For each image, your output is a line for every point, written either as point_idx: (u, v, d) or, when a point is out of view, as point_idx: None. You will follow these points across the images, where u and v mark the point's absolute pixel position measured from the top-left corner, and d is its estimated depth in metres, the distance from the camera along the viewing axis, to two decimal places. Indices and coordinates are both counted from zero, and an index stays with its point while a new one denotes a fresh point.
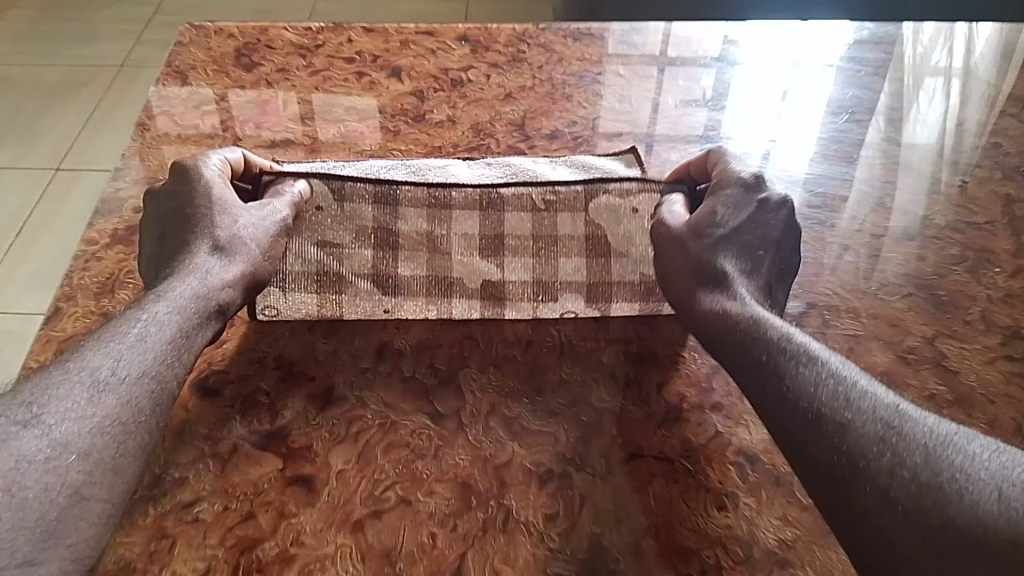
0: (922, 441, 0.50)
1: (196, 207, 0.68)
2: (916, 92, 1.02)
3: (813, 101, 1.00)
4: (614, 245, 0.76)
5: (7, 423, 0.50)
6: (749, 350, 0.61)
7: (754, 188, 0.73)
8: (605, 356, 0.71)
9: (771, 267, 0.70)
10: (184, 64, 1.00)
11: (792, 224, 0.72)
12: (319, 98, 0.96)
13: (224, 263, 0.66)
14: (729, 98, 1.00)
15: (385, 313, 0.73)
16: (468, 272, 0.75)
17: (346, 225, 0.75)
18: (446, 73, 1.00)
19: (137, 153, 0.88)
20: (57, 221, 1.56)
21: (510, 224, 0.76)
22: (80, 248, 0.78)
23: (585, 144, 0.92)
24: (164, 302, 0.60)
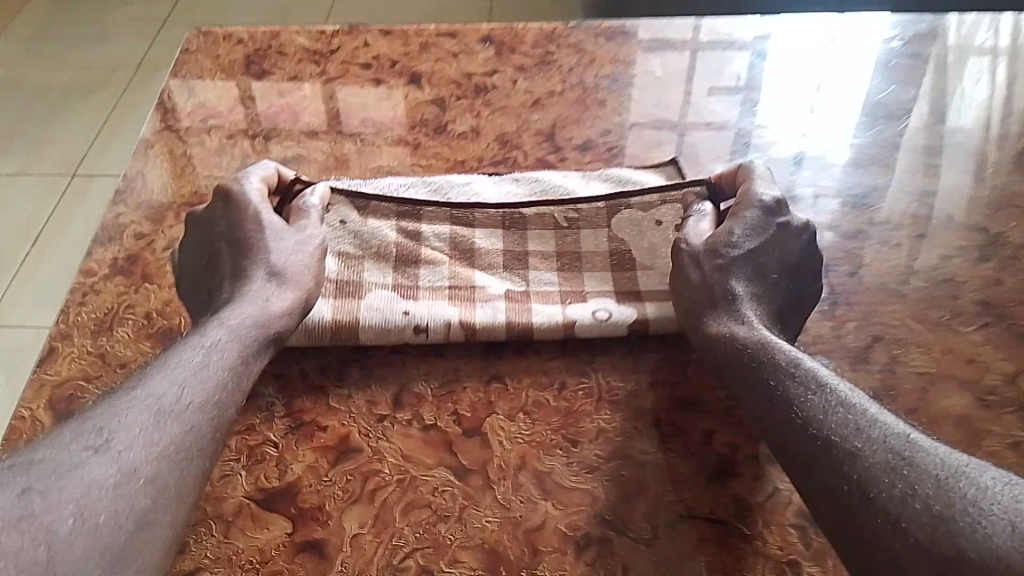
0: (935, 473, 0.46)
1: (246, 232, 0.68)
2: (959, 79, 0.95)
3: (850, 95, 0.92)
4: (638, 262, 0.73)
5: (80, 449, 0.50)
6: (759, 377, 0.57)
7: (775, 211, 0.68)
8: (647, 401, 0.64)
9: (783, 294, 0.66)
10: (192, 75, 0.94)
11: (812, 250, 0.67)
12: (334, 110, 0.90)
13: (281, 284, 0.65)
14: (760, 93, 0.92)
15: (403, 315, 0.67)
16: (490, 288, 0.71)
17: (366, 241, 0.73)
18: (469, 79, 0.93)
19: (140, 175, 0.83)
20: (72, 229, 1.52)
21: (533, 237, 0.74)
22: (76, 279, 0.73)
23: (620, 155, 0.85)
24: (224, 327, 0.60)
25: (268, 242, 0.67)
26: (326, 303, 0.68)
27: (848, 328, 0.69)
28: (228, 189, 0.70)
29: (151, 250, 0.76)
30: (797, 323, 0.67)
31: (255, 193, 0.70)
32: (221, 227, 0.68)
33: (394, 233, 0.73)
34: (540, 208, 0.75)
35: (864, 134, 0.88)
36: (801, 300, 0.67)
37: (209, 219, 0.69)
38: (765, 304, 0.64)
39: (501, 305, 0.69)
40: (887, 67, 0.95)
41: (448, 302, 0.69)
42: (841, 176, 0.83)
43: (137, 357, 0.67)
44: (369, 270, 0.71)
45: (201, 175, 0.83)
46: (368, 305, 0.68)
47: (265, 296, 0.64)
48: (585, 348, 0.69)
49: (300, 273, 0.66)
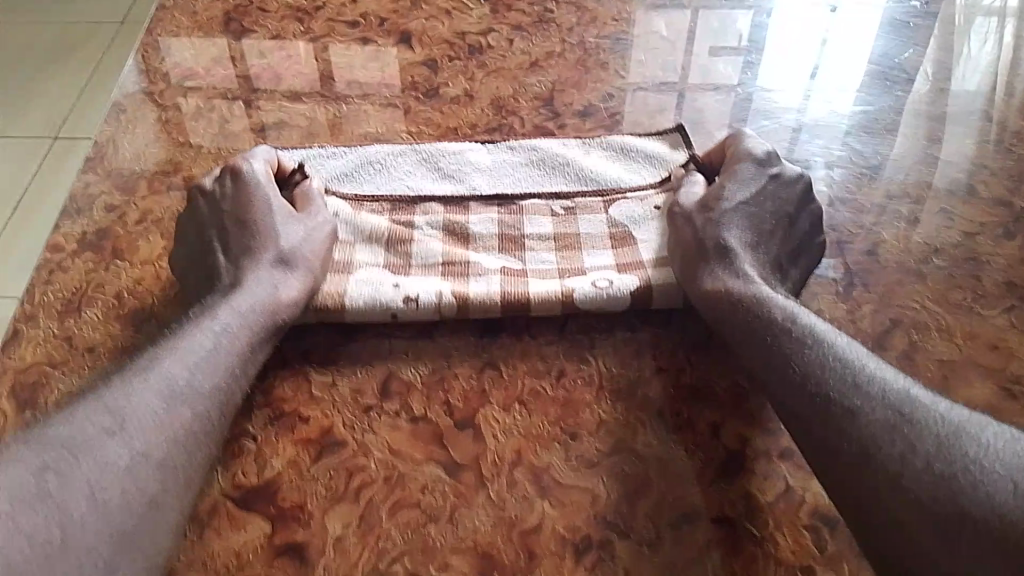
0: (937, 431, 0.47)
1: (255, 214, 0.65)
2: (966, 36, 0.89)
3: (856, 52, 0.87)
4: (640, 240, 0.68)
5: (93, 429, 0.48)
6: (754, 330, 0.57)
7: (766, 162, 0.68)
8: (650, 391, 0.60)
9: (783, 243, 0.65)
10: (168, 34, 0.89)
11: (808, 199, 0.67)
12: (318, 71, 0.85)
13: (288, 272, 0.62)
14: (763, 52, 0.87)
15: (394, 286, 0.64)
16: (485, 263, 0.66)
17: (357, 226, 0.69)
18: (462, 38, 0.88)
19: (112, 143, 0.78)
20: (53, 196, 1.46)
21: (527, 209, 0.70)
22: (43, 255, 0.69)
23: (624, 121, 0.80)
24: (234, 312, 0.58)
25: (275, 226, 0.64)
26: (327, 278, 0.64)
27: (865, 312, 0.65)
28: (237, 169, 0.67)
29: (122, 223, 0.71)
30: (803, 273, 0.65)
31: (262, 175, 0.67)
32: (227, 205, 0.65)
33: (387, 220, 0.69)
34: (533, 198, 0.71)
35: (879, 99, 0.83)
36: (804, 246, 0.66)
37: (213, 197, 0.66)
38: (762, 253, 0.63)
39: (496, 279, 0.65)
40: (894, 26, 0.90)
41: (441, 277, 0.65)
42: (858, 146, 0.78)
43: (107, 341, 0.63)
44: (360, 251, 0.67)
45: (177, 141, 0.78)
46: (358, 279, 0.64)
47: (271, 284, 0.61)
48: (585, 331, 0.64)
49: (307, 259, 0.63)
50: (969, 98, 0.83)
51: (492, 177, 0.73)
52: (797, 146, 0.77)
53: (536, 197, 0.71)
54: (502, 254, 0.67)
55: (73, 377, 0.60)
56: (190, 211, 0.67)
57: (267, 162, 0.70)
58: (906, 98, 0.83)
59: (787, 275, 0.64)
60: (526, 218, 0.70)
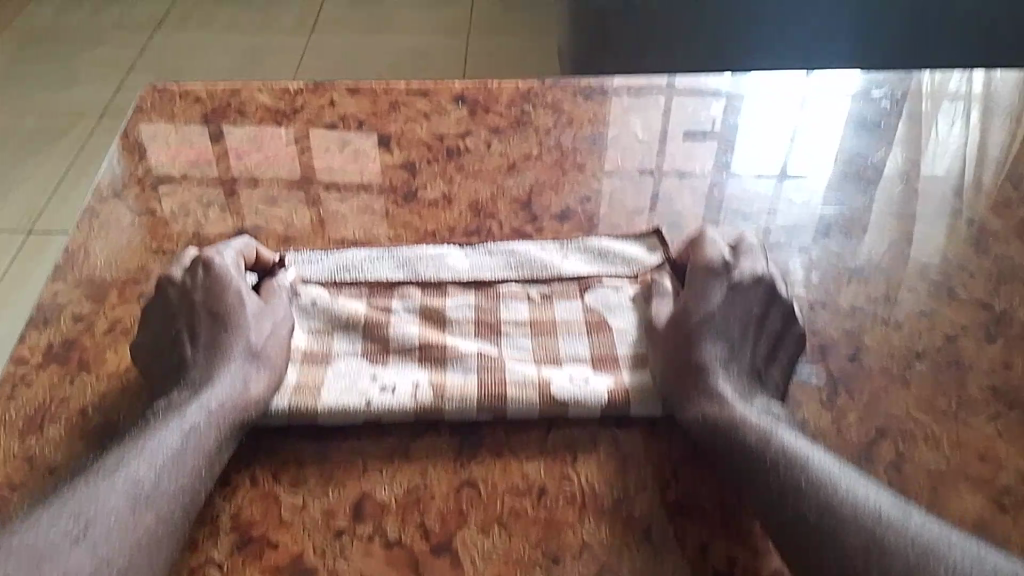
0: (909, 550, 0.48)
1: (226, 305, 0.63)
2: (935, 118, 0.92)
3: (826, 144, 0.89)
4: (617, 325, 0.69)
5: (59, 537, 0.48)
6: (729, 446, 0.57)
7: (726, 269, 0.66)
8: (636, 508, 0.59)
9: (756, 351, 0.64)
10: (144, 136, 0.89)
11: (773, 299, 0.65)
12: (296, 175, 0.85)
13: (258, 366, 0.61)
14: (737, 144, 0.89)
15: (370, 376, 0.64)
16: (463, 345, 0.66)
17: (333, 311, 0.68)
18: (441, 141, 0.88)
19: (84, 248, 0.77)
20: (21, 290, 1.44)
21: (504, 294, 0.71)
22: (7, 368, 0.67)
23: (602, 223, 0.80)
24: (203, 408, 0.57)
25: (245, 319, 0.63)
26: (291, 368, 0.64)
27: (850, 421, 0.63)
28: (209, 261, 0.65)
29: (90, 333, 0.69)
30: (785, 372, 0.65)
31: (233, 267, 0.66)
32: (198, 296, 0.63)
33: (365, 305, 0.69)
34: (510, 283, 0.72)
35: (854, 198, 0.83)
36: (778, 345, 0.65)
37: (183, 288, 0.64)
38: (738, 365, 0.62)
39: (473, 364, 0.64)
40: (865, 125, 0.91)
41: (419, 364, 0.65)
42: (837, 248, 0.78)
43: (68, 462, 0.60)
44: (338, 338, 0.67)
45: (150, 247, 0.77)
46: (335, 371, 0.64)
47: (242, 378, 0.60)
48: (567, 443, 0.62)
49: (271, 357, 0.62)
50: (943, 197, 0.84)
51: (471, 273, 0.72)
52: (776, 248, 0.77)
53: (513, 281, 0.72)
54: (479, 339, 0.67)
55: (32, 502, 0.58)
56: (158, 299, 0.65)
57: (240, 252, 0.69)
58: (879, 187, 0.85)
59: (765, 377, 0.64)
60: (503, 303, 0.70)
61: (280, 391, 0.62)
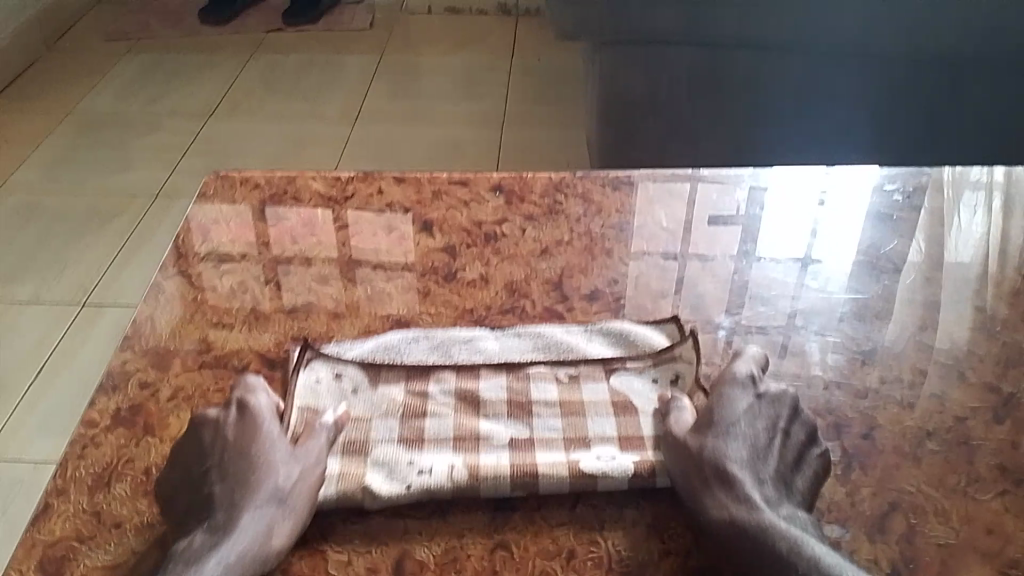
0: None
1: (256, 446, 0.65)
2: (957, 206, 0.98)
3: (846, 233, 0.94)
4: (641, 405, 0.73)
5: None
6: (762, 566, 0.58)
7: (753, 383, 0.70)
8: (660, 573, 0.62)
9: (781, 459, 0.66)
10: (207, 219, 0.97)
11: (799, 411, 0.69)
12: (345, 256, 0.92)
13: (283, 513, 0.63)
14: (762, 232, 0.94)
15: (408, 462, 0.68)
16: (495, 432, 0.71)
17: (374, 403, 0.74)
18: (479, 227, 0.95)
19: (150, 320, 0.84)
20: (80, 355, 1.52)
21: (533, 375, 0.76)
22: (78, 430, 0.73)
23: (628, 305, 0.85)
24: (222, 565, 0.58)
25: (274, 458, 0.65)
26: (333, 457, 0.69)
27: (864, 495, 0.67)
28: (245, 401, 0.67)
29: (155, 399, 0.75)
30: (811, 485, 0.65)
31: (268, 408, 0.68)
32: (229, 434, 0.65)
33: (402, 392, 0.75)
34: (539, 364, 0.77)
35: (875, 285, 0.88)
36: (804, 457, 0.67)
37: (215, 426, 0.65)
38: (759, 470, 0.64)
39: (506, 449, 0.69)
40: (880, 218, 0.96)
41: (453, 450, 0.69)
42: (852, 331, 0.82)
43: (133, 517, 0.66)
44: (376, 426, 0.72)
45: (210, 320, 0.84)
46: (376, 461, 0.68)
47: (266, 524, 0.61)
48: (595, 512, 0.67)
49: (301, 497, 0.64)
50: (953, 286, 0.89)
51: (500, 356, 0.78)
52: (793, 333, 0.82)
53: (541, 363, 0.77)
54: (511, 421, 0.72)
55: (99, 555, 0.63)
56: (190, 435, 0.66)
57: (268, 390, 0.70)
58: (903, 276, 0.89)
59: (792, 486, 0.64)
60: (534, 385, 0.75)
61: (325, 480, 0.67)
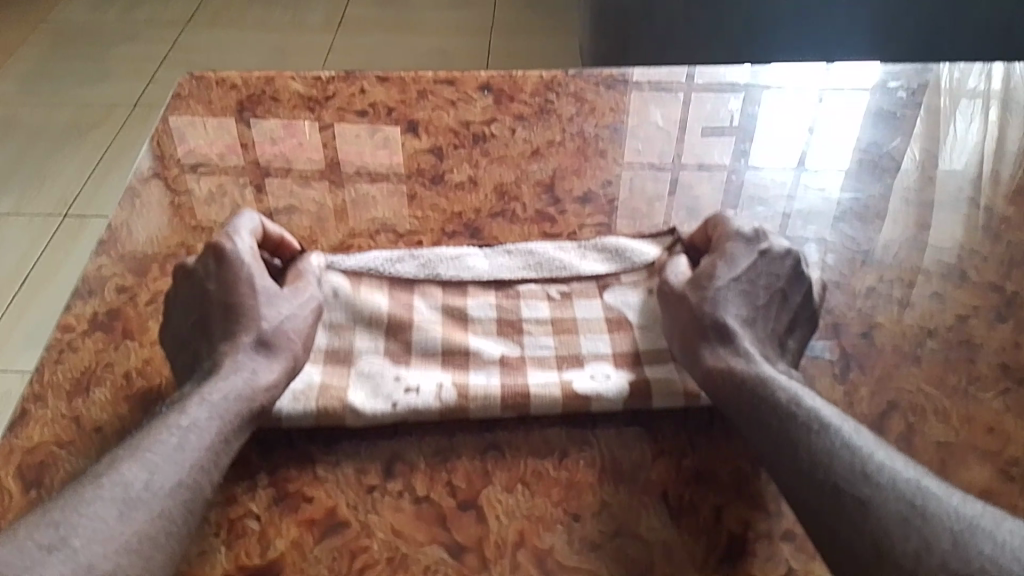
0: (948, 527, 0.49)
1: (238, 295, 0.64)
2: (953, 115, 0.94)
3: (844, 135, 0.91)
4: (638, 322, 0.70)
5: (33, 549, 0.48)
6: (760, 415, 0.58)
7: (755, 240, 0.68)
8: (653, 473, 0.61)
9: (780, 320, 0.66)
10: (182, 121, 0.92)
11: (799, 271, 0.67)
12: (327, 159, 0.88)
13: (269, 355, 0.62)
14: (758, 133, 0.91)
15: (396, 376, 0.65)
16: (486, 349, 0.68)
17: (356, 311, 0.69)
18: (467, 127, 0.91)
19: (125, 225, 0.80)
20: (60, 272, 1.48)
21: (524, 295, 0.72)
22: (54, 335, 0.70)
23: (622, 208, 0.83)
24: (204, 404, 0.58)
25: (258, 302, 0.64)
26: (314, 368, 0.65)
27: (863, 394, 0.66)
28: (220, 248, 0.66)
29: (133, 304, 0.73)
30: (800, 345, 0.67)
31: (246, 253, 0.66)
32: (210, 286, 0.65)
33: (387, 302, 0.70)
34: (531, 285, 0.73)
35: (871, 186, 0.85)
36: (797, 319, 0.67)
37: (198, 279, 0.65)
38: (760, 330, 0.65)
39: (495, 372, 0.66)
40: (882, 116, 0.93)
41: (442, 368, 0.66)
42: (851, 232, 0.80)
43: (114, 422, 0.64)
44: (360, 337, 0.68)
45: (188, 225, 0.81)
46: (360, 373, 0.65)
47: (250, 368, 0.61)
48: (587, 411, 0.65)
49: (287, 342, 0.64)
50: (952, 186, 0.86)
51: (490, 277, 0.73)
52: (791, 231, 0.80)
53: (532, 282, 0.73)
54: (501, 339, 0.69)
55: (79, 460, 0.61)
56: (176, 294, 0.67)
57: (251, 232, 0.70)
58: (896, 181, 0.86)
59: (785, 346, 0.66)
60: (524, 303, 0.72)
61: (286, 390, 0.63)
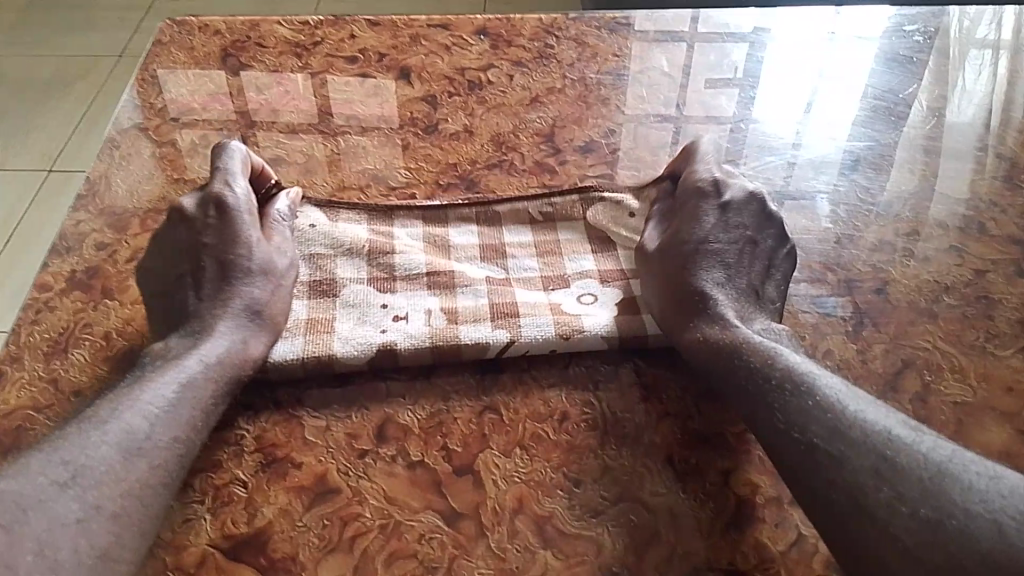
0: (919, 475, 0.46)
1: (234, 255, 0.63)
2: (962, 65, 0.89)
3: (853, 80, 0.87)
4: (620, 245, 0.71)
5: (46, 484, 0.47)
6: (737, 382, 0.56)
7: (715, 194, 0.66)
8: (657, 436, 0.59)
9: (756, 270, 0.63)
10: (164, 68, 0.88)
11: (767, 213, 0.66)
12: (316, 107, 0.84)
13: (258, 325, 0.61)
14: (762, 78, 0.87)
15: (381, 306, 0.65)
16: (470, 272, 0.68)
17: (336, 238, 0.69)
18: (462, 74, 0.87)
19: (105, 178, 0.77)
20: (45, 229, 1.45)
21: (510, 250, 0.70)
22: (31, 293, 0.67)
23: (624, 158, 0.79)
24: (200, 359, 0.57)
25: (250, 265, 0.62)
26: (300, 301, 0.65)
27: (876, 352, 0.63)
28: (222, 201, 0.64)
29: (113, 261, 0.70)
30: (781, 289, 0.64)
31: (245, 205, 0.65)
32: (209, 240, 0.63)
33: (367, 231, 0.70)
34: (517, 244, 0.71)
35: (884, 134, 0.81)
36: (774, 262, 0.64)
37: (196, 226, 0.64)
38: (733, 287, 0.62)
39: (487, 327, 0.63)
40: (896, 62, 0.89)
41: (427, 291, 0.66)
42: (865, 182, 0.77)
43: (93, 384, 0.61)
44: (341, 264, 0.67)
45: (171, 177, 0.77)
46: (344, 303, 0.65)
47: (241, 337, 0.59)
48: (587, 374, 0.62)
49: (274, 314, 0.62)
50: (972, 132, 0.82)
51: (474, 233, 0.71)
52: (801, 182, 0.76)
53: (519, 234, 0.71)
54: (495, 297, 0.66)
55: (57, 422, 0.59)
56: (167, 236, 0.65)
57: (242, 175, 0.68)
58: (904, 131, 0.82)
59: (765, 294, 0.63)
60: (513, 259, 0.69)
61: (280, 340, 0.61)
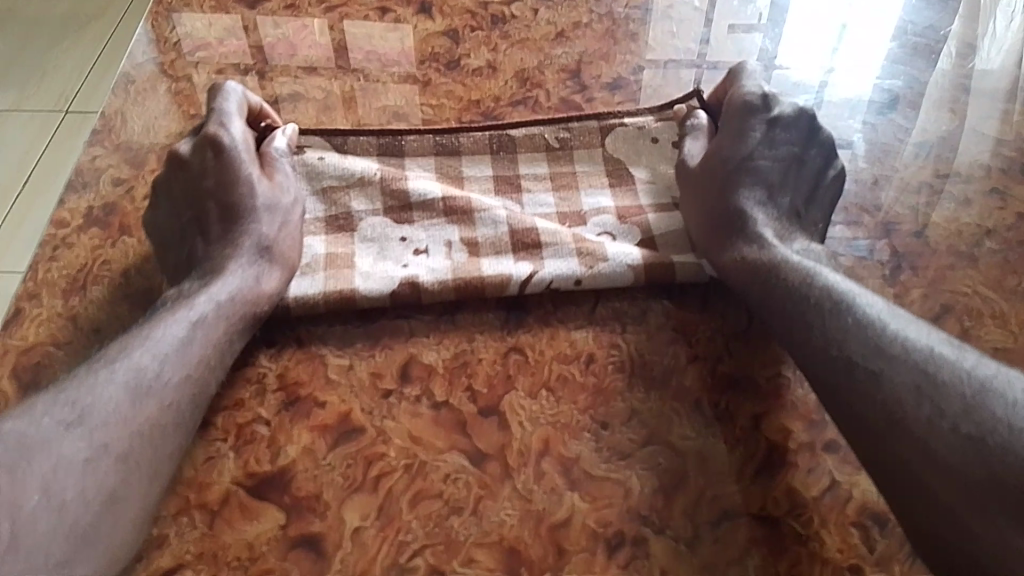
0: (963, 392, 0.45)
1: (236, 195, 0.61)
2: (993, 9, 0.85)
3: (887, 14, 0.84)
4: (639, 176, 0.69)
5: (50, 425, 0.46)
6: (777, 301, 0.55)
7: (764, 108, 0.65)
8: (687, 379, 0.57)
9: (799, 193, 0.63)
10: (179, 2, 0.86)
11: (813, 132, 0.65)
12: (335, 43, 0.82)
13: (269, 263, 0.59)
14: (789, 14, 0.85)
15: (400, 241, 0.64)
16: (487, 201, 0.66)
17: (347, 170, 0.67)
18: (485, 8, 0.84)
19: (121, 113, 0.75)
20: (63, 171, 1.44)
21: (525, 189, 0.68)
22: (49, 230, 0.66)
23: (653, 95, 0.76)
24: (212, 300, 0.55)
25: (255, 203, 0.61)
26: (319, 240, 0.64)
27: (913, 297, 0.61)
28: (217, 142, 0.63)
29: (130, 198, 0.68)
30: (826, 212, 0.63)
31: (242, 146, 0.64)
32: (209, 183, 0.62)
33: (377, 164, 0.67)
34: (529, 181, 0.69)
35: (923, 71, 0.78)
36: (819, 185, 0.64)
37: (195, 170, 0.62)
38: (776, 208, 0.62)
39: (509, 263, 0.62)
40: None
41: (444, 223, 0.64)
42: (903, 121, 0.74)
43: (111, 321, 0.60)
44: (356, 198, 0.66)
45: (187, 112, 0.75)
46: (363, 239, 0.64)
47: (253, 274, 0.58)
48: (614, 316, 0.61)
49: (284, 247, 0.61)
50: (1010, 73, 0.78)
51: (489, 166, 0.69)
52: (836, 121, 0.74)
53: (534, 168, 0.69)
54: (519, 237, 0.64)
55: (75, 359, 0.58)
56: (166, 181, 0.63)
57: (238, 117, 0.66)
58: (941, 71, 0.78)
59: (808, 219, 0.63)
60: (528, 198, 0.68)
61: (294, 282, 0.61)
